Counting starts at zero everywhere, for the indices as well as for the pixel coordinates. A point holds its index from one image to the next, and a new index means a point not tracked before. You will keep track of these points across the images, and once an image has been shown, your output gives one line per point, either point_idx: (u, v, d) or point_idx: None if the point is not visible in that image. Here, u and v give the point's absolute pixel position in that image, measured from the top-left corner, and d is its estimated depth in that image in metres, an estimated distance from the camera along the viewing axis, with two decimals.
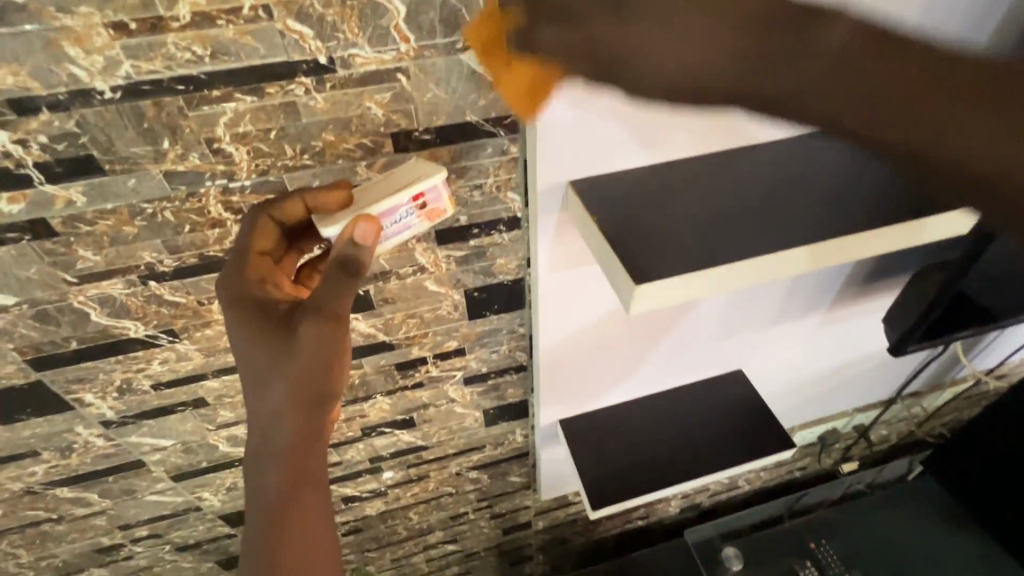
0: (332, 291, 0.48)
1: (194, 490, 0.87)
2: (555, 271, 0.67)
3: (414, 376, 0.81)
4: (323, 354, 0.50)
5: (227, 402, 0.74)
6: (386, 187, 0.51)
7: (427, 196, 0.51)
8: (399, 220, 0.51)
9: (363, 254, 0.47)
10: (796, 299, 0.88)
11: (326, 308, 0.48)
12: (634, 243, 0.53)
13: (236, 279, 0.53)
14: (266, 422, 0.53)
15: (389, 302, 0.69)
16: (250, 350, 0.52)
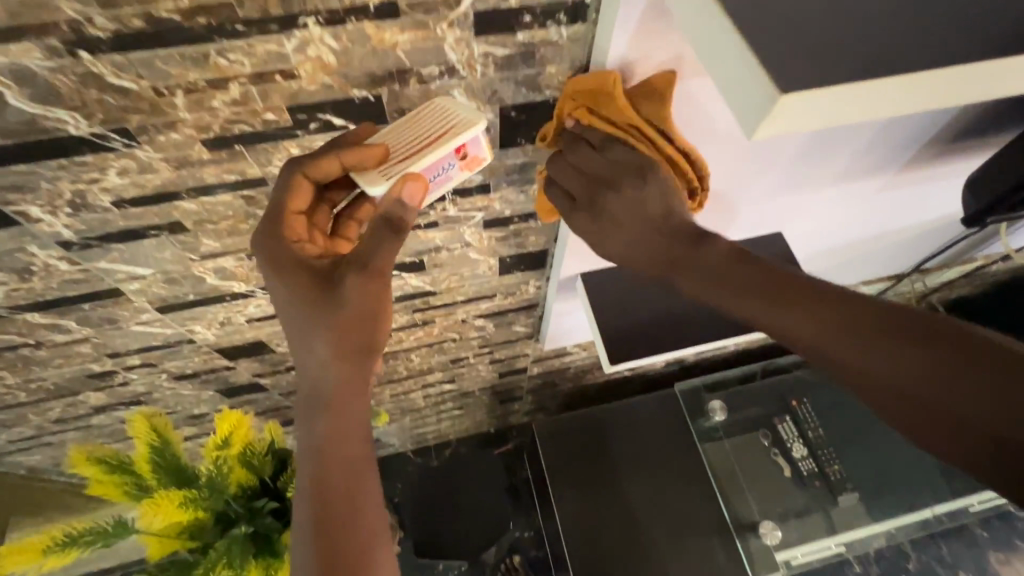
0: (373, 246, 0.51)
1: (184, 323, 0.80)
2: (619, 90, 0.54)
3: (428, 215, 0.70)
4: (372, 308, 0.53)
5: (210, 229, 0.62)
6: (420, 143, 0.50)
7: (467, 147, 0.50)
8: (440, 175, 0.51)
9: (407, 211, 0.50)
10: (872, 156, 0.76)
11: (369, 261, 0.52)
12: (782, 36, 0.36)
13: (277, 240, 0.55)
14: (313, 374, 0.55)
15: (406, 117, 0.54)
16: (294, 318, 0.55)
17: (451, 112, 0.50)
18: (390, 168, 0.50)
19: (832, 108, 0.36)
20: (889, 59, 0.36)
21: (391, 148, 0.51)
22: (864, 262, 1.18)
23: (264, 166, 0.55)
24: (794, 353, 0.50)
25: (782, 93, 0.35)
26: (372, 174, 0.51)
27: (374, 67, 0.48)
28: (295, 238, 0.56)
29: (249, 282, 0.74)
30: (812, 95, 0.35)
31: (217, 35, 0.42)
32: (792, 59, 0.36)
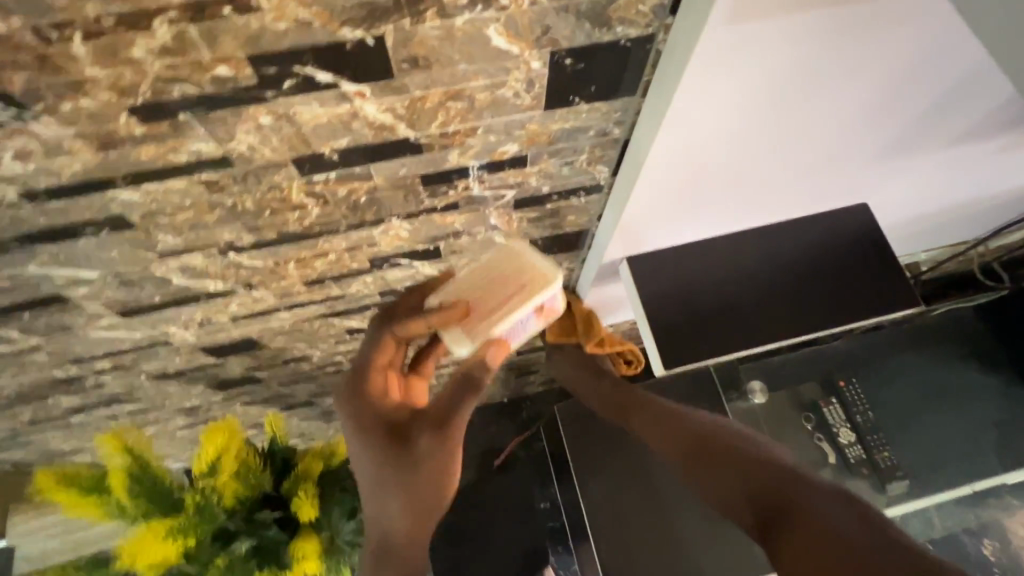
0: (456, 398, 0.53)
1: (155, 326, 0.67)
2: (731, 27, 0.37)
3: (446, 196, 0.55)
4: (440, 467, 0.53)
5: (165, 224, 0.48)
6: (503, 299, 0.53)
7: (545, 303, 0.54)
8: (519, 329, 0.55)
9: (485, 370, 0.53)
10: (1013, 108, 0.59)
11: (444, 416, 0.52)
12: None
13: (357, 402, 0.55)
14: (386, 526, 0.55)
15: (419, 69, 0.38)
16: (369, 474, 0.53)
17: (531, 263, 0.54)
18: (478, 327, 0.53)
19: None
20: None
21: (476, 304, 0.54)
22: (940, 231, 1.02)
23: (224, 140, 0.40)
24: (745, 468, 0.68)
25: None
26: (460, 335, 0.53)
27: None
28: (377, 396, 0.55)
29: (227, 279, 0.60)
30: None
31: None
32: None
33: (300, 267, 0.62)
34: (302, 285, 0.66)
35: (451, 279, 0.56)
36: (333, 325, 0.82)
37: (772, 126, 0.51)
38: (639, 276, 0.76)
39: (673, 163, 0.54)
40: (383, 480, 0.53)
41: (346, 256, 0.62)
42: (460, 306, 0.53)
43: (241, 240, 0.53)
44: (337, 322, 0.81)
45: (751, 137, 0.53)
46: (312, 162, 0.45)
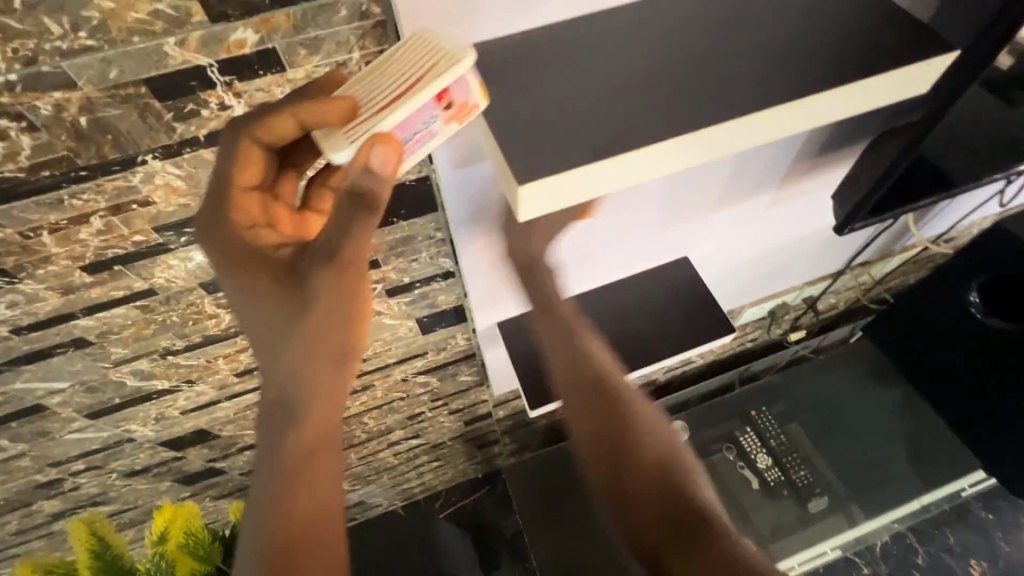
0: (344, 229, 0.45)
1: (119, 424, 0.83)
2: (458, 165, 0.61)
3: None
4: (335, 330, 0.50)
5: (115, 339, 0.66)
6: (390, 92, 0.42)
7: (452, 93, 0.41)
8: (419, 131, 0.43)
9: (377, 181, 0.42)
10: (746, 179, 0.81)
11: (336, 251, 0.46)
12: (520, 133, 0.41)
13: (221, 226, 0.49)
14: (281, 382, 0.52)
15: None
16: (250, 305, 0.50)
17: (428, 60, 0.41)
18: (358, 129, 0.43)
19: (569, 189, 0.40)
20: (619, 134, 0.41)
21: (364, 103, 0.43)
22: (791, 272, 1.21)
23: (148, 278, 0.60)
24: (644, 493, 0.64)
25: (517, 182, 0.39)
26: (336, 137, 0.43)
27: None
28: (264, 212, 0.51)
29: (171, 378, 0.78)
30: (545, 178, 0.39)
31: (65, 183, 0.47)
32: (526, 150, 0.40)
33: (229, 361, 0.79)
34: (234, 376, 0.83)
35: (345, 82, 0.45)
36: None
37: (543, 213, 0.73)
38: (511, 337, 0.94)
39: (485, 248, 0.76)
40: (276, 322, 0.50)
41: None
42: (345, 100, 0.43)
43: (175, 345, 0.72)
44: None
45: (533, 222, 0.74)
46: (214, 283, 0.64)
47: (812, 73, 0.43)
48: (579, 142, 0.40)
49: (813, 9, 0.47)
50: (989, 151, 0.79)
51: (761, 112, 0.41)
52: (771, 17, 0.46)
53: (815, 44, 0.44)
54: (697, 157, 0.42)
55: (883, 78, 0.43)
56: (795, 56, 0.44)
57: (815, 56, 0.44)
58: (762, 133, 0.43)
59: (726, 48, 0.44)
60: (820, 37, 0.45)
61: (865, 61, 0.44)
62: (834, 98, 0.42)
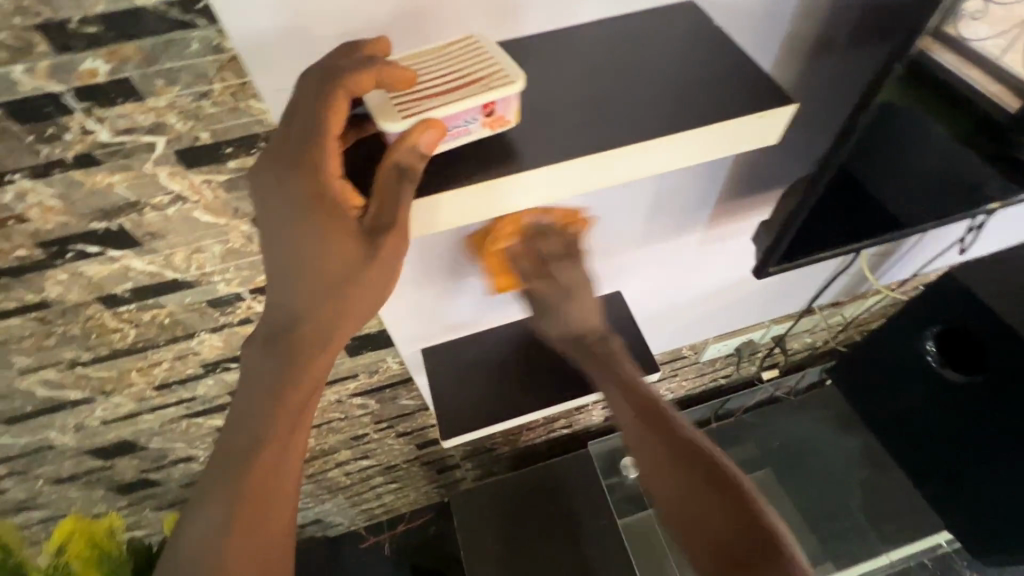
0: (390, 199, 0.43)
1: (36, 431, 0.84)
2: None
3: (236, 314, 0.74)
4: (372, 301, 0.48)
5: (17, 348, 0.67)
6: (445, 86, 0.44)
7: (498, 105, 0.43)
8: (455, 129, 0.44)
9: (420, 160, 0.43)
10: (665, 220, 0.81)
11: (390, 223, 0.44)
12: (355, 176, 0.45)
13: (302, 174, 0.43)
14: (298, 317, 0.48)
15: (159, 237, 0.60)
16: (295, 238, 0.45)
17: (486, 61, 0.45)
18: (410, 104, 0.43)
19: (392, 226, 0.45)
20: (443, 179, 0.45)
21: (423, 78, 0.45)
22: (744, 309, 1.19)
23: (39, 291, 0.61)
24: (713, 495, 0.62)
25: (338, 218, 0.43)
26: (391, 110, 0.43)
27: (101, 204, 0.54)
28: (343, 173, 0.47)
29: (84, 388, 0.79)
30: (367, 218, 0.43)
31: None
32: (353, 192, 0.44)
33: (143, 374, 0.80)
34: (152, 389, 0.84)
35: (412, 59, 0.47)
36: (201, 424, 0.97)
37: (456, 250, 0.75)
38: (433, 367, 0.93)
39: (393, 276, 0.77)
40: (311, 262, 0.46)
41: (178, 362, 0.80)
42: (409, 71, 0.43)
43: (81, 356, 0.72)
44: (203, 420, 0.96)
45: (447, 258, 0.76)
46: (112, 298, 0.65)
47: (636, 125, 0.46)
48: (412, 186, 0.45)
49: (664, 66, 0.49)
50: (919, 200, 0.77)
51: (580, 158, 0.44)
52: (622, 69, 0.49)
53: (653, 100, 0.47)
54: (528, 195, 0.47)
55: (708, 129, 0.44)
56: (631, 109, 0.47)
57: (645, 108, 0.46)
58: (589, 176, 0.46)
59: (566, 99, 0.48)
60: (660, 91, 0.47)
61: (696, 115, 0.45)
62: (651, 153, 0.45)
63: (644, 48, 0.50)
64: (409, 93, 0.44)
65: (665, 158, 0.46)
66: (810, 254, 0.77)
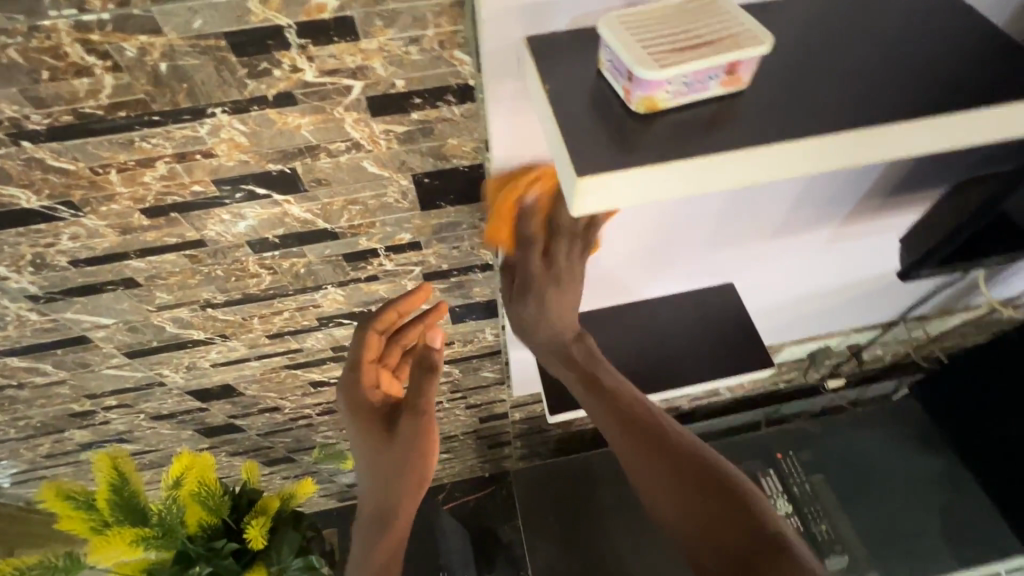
0: (420, 390, 0.82)
1: (152, 367, 0.86)
2: (511, 157, 0.60)
3: (366, 269, 0.74)
4: (420, 432, 0.82)
5: (161, 284, 0.69)
6: (688, 40, 0.37)
7: (742, 66, 0.37)
8: (693, 84, 0.37)
9: (434, 353, 0.82)
10: (806, 212, 0.77)
11: (417, 403, 0.82)
12: (588, 131, 0.39)
13: (352, 385, 0.84)
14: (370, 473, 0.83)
15: (324, 185, 0.59)
16: (358, 427, 0.83)
17: (723, 17, 0.38)
18: (654, 48, 0.36)
19: (630, 192, 0.38)
20: (691, 142, 0.38)
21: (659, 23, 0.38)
22: (840, 314, 1.15)
23: (200, 229, 0.61)
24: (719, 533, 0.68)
25: (579, 175, 0.37)
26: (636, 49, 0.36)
27: (283, 145, 0.54)
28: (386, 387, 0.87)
29: (207, 330, 0.80)
30: (609, 176, 0.37)
31: (138, 125, 0.49)
32: (588, 148, 0.39)
33: (263, 322, 0.81)
34: (265, 337, 0.85)
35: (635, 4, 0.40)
36: (297, 375, 0.99)
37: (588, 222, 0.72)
38: None
39: None
40: (374, 450, 0.82)
41: (298, 314, 0.81)
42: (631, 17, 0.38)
43: (215, 298, 0.73)
44: (300, 372, 0.98)
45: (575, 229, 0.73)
46: (261, 243, 0.66)
47: (902, 99, 0.40)
48: (653, 147, 0.38)
49: (913, 38, 0.44)
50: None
51: (841, 133, 0.38)
52: (869, 36, 0.44)
53: (912, 74, 0.42)
54: (763, 176, 0.40)
55: (974, 116, 0.39)
56: (888, 81, 0.41)
57: (901, 87, 0.41)
58: (839, 157, 0.40)
59: (812, 64, 0.42)
60: (917, 64, 0.42)
61: (960, 97, 0.40)
62: (917, 133, 0.40)
63: (885, 19, 0.46)
64: (649, 34, 0.37)
65: (928, 139, 0.40)
66: (998, 258, 0.69)
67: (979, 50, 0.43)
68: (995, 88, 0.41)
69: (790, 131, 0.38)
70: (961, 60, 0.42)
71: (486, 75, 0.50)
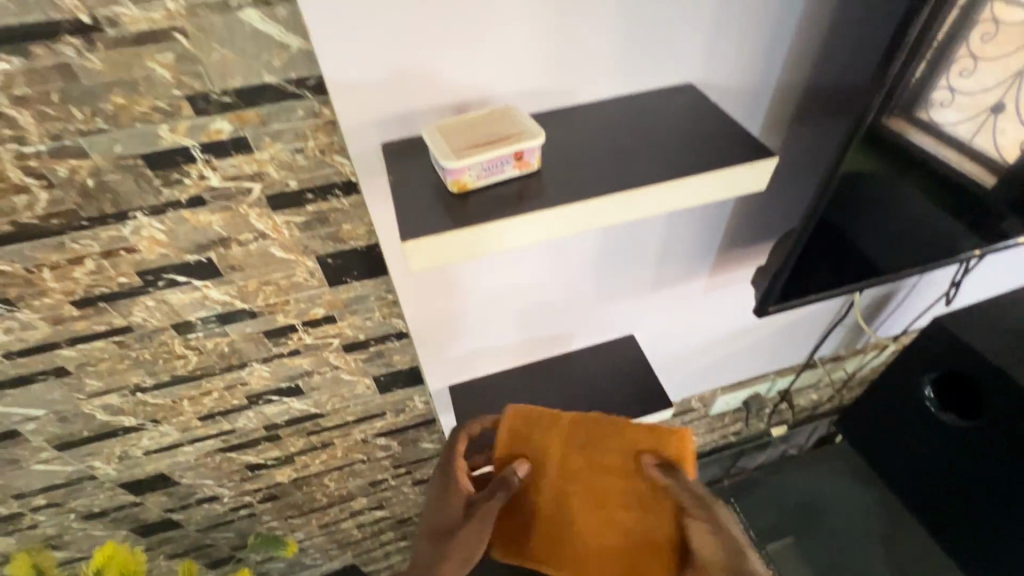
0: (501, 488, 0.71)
1: (84, 459, 0.89)
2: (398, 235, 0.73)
3: (288, 344, 0.82)
4: (482, 533, 0.69)
5: (91, 371, 0.75)
6: (485, 138, 0.50)
7: (527, 153, 0.50)
8: (494, 169, 0.50)
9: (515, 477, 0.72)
10: (674, 265, 0.90)
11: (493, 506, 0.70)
12: (416, 206, 0.51)
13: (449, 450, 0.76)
14: (420, 542, 0.73)
15: (238, 270, 0.69)
16: (436, 491, 0.75)
17: (516, 121, 0.52)
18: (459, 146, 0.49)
19: (447, 248, 0.49)
20: (492, 210, 0.50)
21: (464, 128, 0.52)
22: (750, 358, 1.25)
23: (126, 316, 0.69)
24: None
25: (405, 239, 0.48)
26: (445, 147, 0.49)
27: (197, 238, 0.64)
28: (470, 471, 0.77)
29: (137, 416, 0.84)
30: (427, 238, 0.48)
31: (69, 229, 0.59)
32: (416, 218, 0.50)
33: (193, 403, 0.86)
34: (197, 420, 0.90)
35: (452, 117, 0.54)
36: (233, 459, 1.01)
37: (482, 286, 0.84)
38: (461, 401, 0.99)
39: (430, 310, 0.85)
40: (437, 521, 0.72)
41: (226, 393, 0.86)
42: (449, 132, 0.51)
43: (144, 383, 0.79)
44: (235, 454, 1.00)
45: (474, 294, 0.85)
46: (185, 326, 0.73)
47: (653, 169, 0.54)
48: (464, 215, 0.50)
49: (669, 125, 0.59)
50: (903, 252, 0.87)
51: (610, 194, 0.51)
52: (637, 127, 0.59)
53: (665, 151, 0.56)
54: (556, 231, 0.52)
55: (708, 177, 0.53)
56: (645, 157, 0.55)
57: (654, 160, 0.55)
58: (619, 212, 0.52)
59: (592, 148, 0.56)
60: (670, 144, 0.57)
61: (696, 164, 0.54)
62: (668, 193, 0.52)
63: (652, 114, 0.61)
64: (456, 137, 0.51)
65: (680, 197, 0.53)
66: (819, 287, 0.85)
67: (715, 131, 0.58)
68: (723, 157, 0.55)
69: (568, 196, 0.51)
70: (699, 140, 0.57)
71: (359, 171, 0.65)
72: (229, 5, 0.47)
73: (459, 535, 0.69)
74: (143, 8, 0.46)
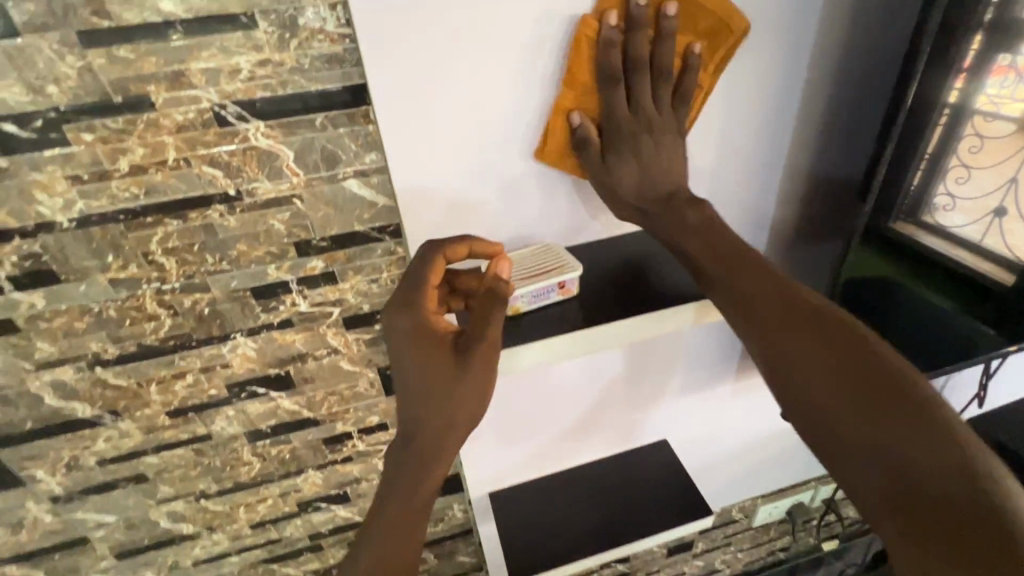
0: (483, 319, 0.56)
1: (137, 569, 0.91)
2: None
3: (342, 451, 0.88)
4: (477, 368, 0.55)
5: (166, 477, 0.81)
6: (533, 272, 0.64)
7: (567, 282, 0.64)
8: (541, 296, 0.63)
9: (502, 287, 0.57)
10: (701, 373, 0.96)
11: (480, 344, 0.56)
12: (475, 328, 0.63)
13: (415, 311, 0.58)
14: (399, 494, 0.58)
15: (309, 381, 0.78)
16: (415, 373, 0.57)
17: (557, 257, 0.66)
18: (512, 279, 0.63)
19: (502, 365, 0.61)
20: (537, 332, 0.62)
21: (515, 265, 0.66)
22: (784, 464, 1.25)
23: (208, 424, 0.78)
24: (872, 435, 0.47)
25: None
26: None
27: (281, 354, 0.74)
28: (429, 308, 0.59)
29: (196, 522, 0.89)
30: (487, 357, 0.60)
31: (180, 349, 0.69)
32: None
33: (248, 511, 0.90)
34: (248, 528, 0.93)
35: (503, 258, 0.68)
36: (273, 571, 1.01)
37: (521, 396, 0.90)
38: (502, 512, 1.00)
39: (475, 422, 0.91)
40: (414, 378, 0.57)
41: (280, 500, 0.91)
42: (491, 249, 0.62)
43: (209, 489, 0.85)
44: (276, 566, 1.01)
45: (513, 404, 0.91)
46: (255, 433, 0.81)
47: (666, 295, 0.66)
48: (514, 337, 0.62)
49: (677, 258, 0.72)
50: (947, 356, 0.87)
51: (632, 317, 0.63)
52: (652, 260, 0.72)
53: (675, 281, 0.69)
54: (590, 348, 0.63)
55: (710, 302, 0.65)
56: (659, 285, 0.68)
57: (666, 288, 0.68)
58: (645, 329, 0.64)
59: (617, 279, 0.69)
60: (679, 275, 0.70)
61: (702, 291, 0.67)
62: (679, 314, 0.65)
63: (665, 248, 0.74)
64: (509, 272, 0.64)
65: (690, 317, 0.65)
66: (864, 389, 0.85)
67: None
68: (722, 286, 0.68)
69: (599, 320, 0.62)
70: None
71: None
72: (337, 177, 0.62)
73: (464, 377, 0.56)
74: (274, 182, 0.61)
